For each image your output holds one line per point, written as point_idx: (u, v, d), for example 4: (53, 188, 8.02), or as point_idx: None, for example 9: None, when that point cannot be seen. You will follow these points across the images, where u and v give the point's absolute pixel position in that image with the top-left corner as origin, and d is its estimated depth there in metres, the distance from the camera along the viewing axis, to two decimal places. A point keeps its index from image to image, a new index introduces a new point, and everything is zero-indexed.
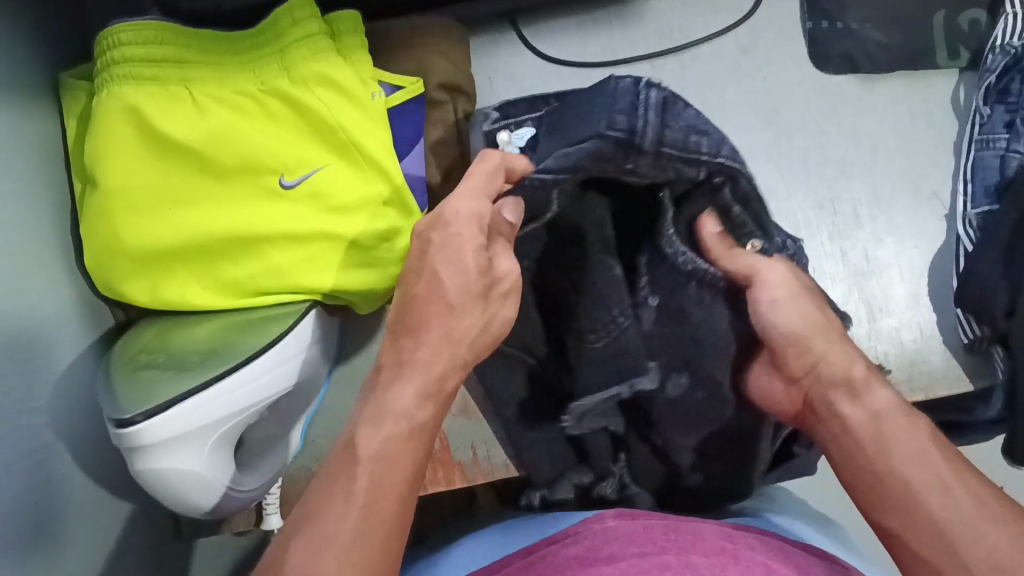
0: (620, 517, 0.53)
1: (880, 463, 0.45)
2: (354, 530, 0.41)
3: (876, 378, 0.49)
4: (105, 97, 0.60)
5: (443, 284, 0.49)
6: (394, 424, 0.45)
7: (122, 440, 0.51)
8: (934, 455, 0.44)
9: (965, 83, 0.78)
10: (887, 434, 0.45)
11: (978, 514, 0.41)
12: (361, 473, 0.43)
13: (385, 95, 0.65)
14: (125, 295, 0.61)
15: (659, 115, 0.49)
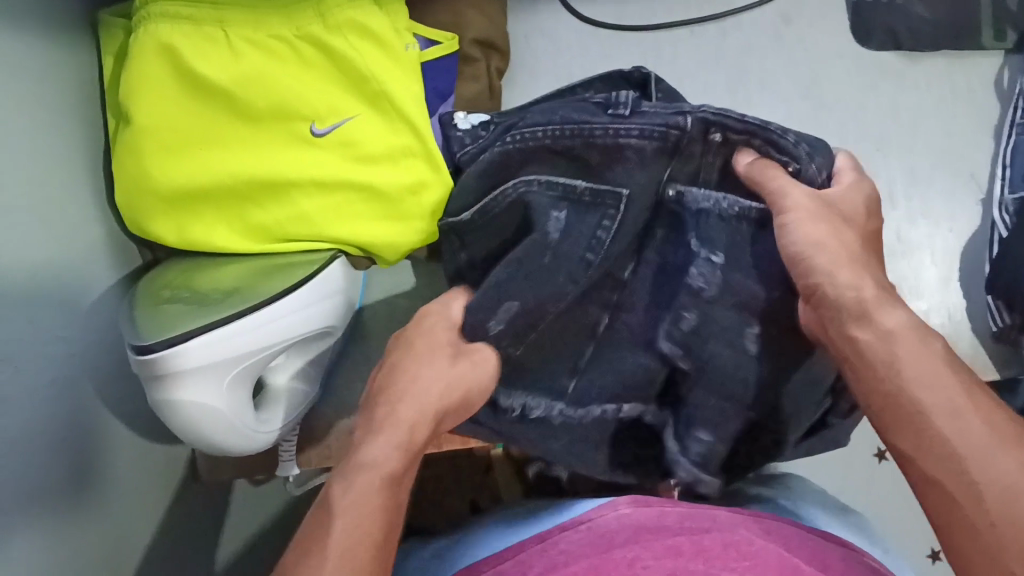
0: (634, 505, 0.51)
1: (899, 390, 0.43)
2: (342, 555, 0.41)
3: (888, 299, 0.47)
4: (141, 34, 0.60)
5: (418, 368, 0.53)
6: (366, 475, 0.46)
7: (140, 367, 0.52)
8: (943, 376, 0.43)
9: (1010, 66, 0.77)
10: (895, 353, 0.44)
11: (990, 438, 0.40)
12: (338, 519, 0.43)
13: (420, 49, 0.65)
14: (151, 233, 0.61)
15: (631, 98, 0.58)
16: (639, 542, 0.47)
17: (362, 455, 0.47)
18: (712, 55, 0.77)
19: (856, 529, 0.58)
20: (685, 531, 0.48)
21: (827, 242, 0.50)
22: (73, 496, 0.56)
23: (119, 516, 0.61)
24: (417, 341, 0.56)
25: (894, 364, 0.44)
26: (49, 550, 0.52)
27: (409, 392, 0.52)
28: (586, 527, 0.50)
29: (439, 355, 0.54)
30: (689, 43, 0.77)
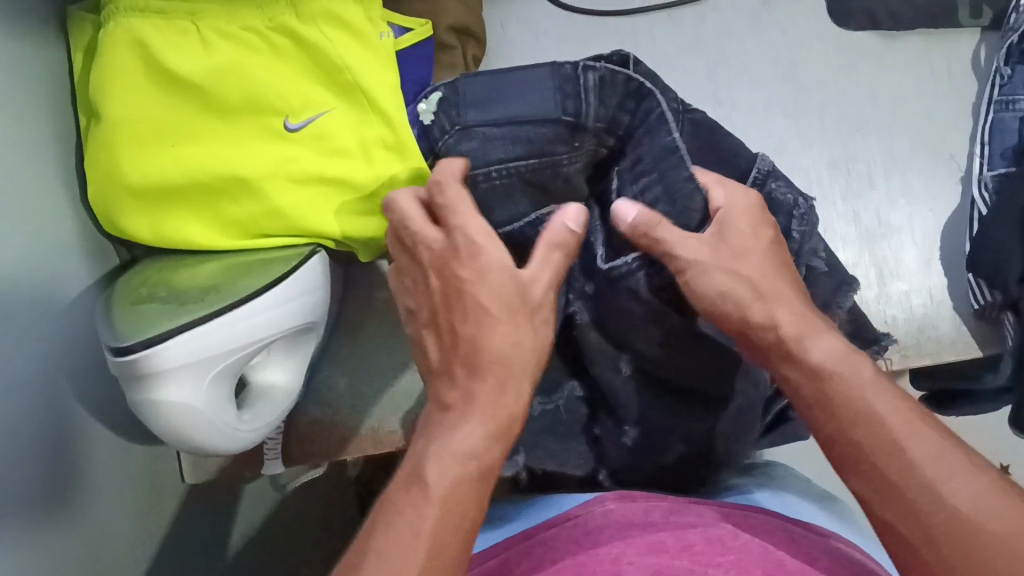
0: (621, 500, 0.52)
1: (855, 428, 0.44)
2: (424, 562, 0.40)
3: (815, 324, 0.49)
4: (110, 28, 0.59)
5: (501, 332, 0.48)
6: (461, 463, 0.44)
7: (119, 367, 0.51)
8: (884, 406, 0.44)
9: (987, 44, 0.77)
10: (841, 394, 0.45)
11: (945, 469, 0.42)
12: (429, 510, 0.42)
13: (394, 37, 0.64)
14: (126, 232, 0.61)
15: (597, 95, 0.57)
16: (624, 538, 0.48)
17: (454, 440, 0.45)
18: (690, 39, 0.77)
19: (841, 518, 0.59)
20: (671, 527, 0.49)
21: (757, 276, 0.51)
22: (54, 496, 0.55)
23: (100, 516, 0.61)
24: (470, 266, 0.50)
25: (850, 402, 0.45)
26: (29, 551, 0.52)
27: (505, 353, 0.49)
28: (571, 524, 0.50)
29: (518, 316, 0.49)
30: (666, 27, 0.77)
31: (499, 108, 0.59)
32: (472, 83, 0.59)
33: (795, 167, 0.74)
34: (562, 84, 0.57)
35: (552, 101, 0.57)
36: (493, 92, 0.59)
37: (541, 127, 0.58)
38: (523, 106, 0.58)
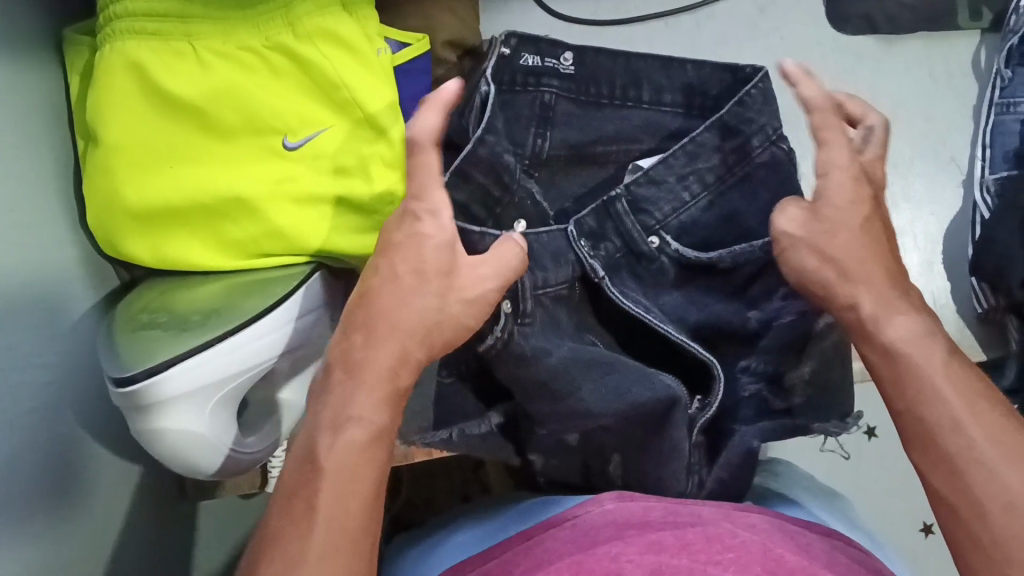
0: (619, 499, 0.51)
1: (919, 406, 0.44)
2: (321, 547, 0.41)
3: (888, 305, 0.47)
4: (106, 53, 0.59)
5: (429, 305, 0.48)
6: (356, 430, 0.44)
7: (122, 397, 0.51)
8: (945, 386, 0.44)
9: (987, 46, 0.76)
10: (908, 371, 0.45)
11: (999, 454, 0.42)
12: (320, 495, 0.42)
13: (392, 53, 0.64)
14: (127, 254, 0.60)
15: (551, 86, 0.65)
16: (624, 537, 0.47)
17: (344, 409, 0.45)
18: (687, 46, 0.76)
19: (847, 519, 0.59)
20: (670, 526, 0.48)
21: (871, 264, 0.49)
22: (54, 512, 0.55)
23: (100, 529, 0.61)
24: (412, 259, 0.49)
25: (918, 383, 0.44)
26: (29, 565, 0.52)
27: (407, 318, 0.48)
28: (571, 524, 0.50)
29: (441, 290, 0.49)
30: (664, 35, 0.76)
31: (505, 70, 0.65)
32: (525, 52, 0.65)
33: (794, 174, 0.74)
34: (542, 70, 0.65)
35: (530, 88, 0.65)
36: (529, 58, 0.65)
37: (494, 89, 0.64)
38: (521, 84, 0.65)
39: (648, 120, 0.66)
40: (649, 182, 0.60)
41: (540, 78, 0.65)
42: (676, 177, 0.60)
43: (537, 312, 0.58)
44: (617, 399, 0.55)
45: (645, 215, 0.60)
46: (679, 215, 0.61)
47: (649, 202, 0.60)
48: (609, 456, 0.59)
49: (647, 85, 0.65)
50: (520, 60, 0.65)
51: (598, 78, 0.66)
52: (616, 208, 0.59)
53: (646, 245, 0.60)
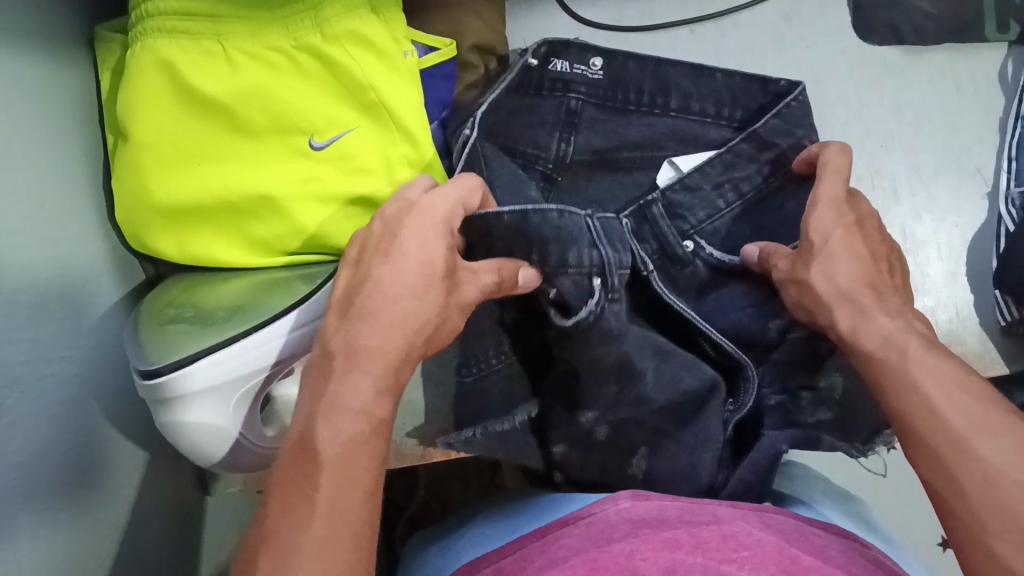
0: (635, 498, 0.51)
1: (903, 403, 0.46)
2: (322, 535, 0.41)
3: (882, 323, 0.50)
4: (137, 51, 0.60)
5: (411, 296, 0.48)
6: (353, 422, 0.45)
7: (148, 390, 0.52)
8: (932, 380, 0.46)
9: (1013, 58, 0.76)
10: (899, 373, 0.47)
11: (975, 429, 0.43)
12: (324, 480, 0.43)
13: (419, 56, 0.64)
14: (154, 249, 0.61)
15: (578, 97, 0.68)
16: (639, 535, 0.47)
17: (344, 396, 0.45)
18: (712, 55, 0.76)
19: (866, 525, 0.59)
20: (686, 525, 0.48)
21: (854, 270, 0.53)
22: (75, 501, 0.56)
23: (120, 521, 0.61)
24: (410, 244, 0.49)
25: (908, 384, 0.47)
26: (53, 553, 0.53)
27: (399, 312, 0.48)
28: (585, 522, 0.50)
29: (431, 286, 0.49)
30: (689, 43, 0.76)
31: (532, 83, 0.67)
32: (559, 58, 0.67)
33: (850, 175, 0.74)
34: (571, 78, 0.68)
35: (558, 97, 0.68)
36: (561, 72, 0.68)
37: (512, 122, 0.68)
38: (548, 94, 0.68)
39: (674, 127, 0.68)
40: (684, 189, 0.64)
41: (567, 84, 0.68)
42: (711, 186, 0.64)
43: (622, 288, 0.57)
44: (658, 389, 0.58)
45: (679, 219, 0.64)
46: (715, 222, 0.65)
47: (685, 208, 0.64)
48: (637, 449, 0.60)
49: (675, 91, 0.68)
50: (550, 66, 0.67)
51: (628, 85, 0.68)
52: (653, 211, 0.63)
53: (683, 248, 0.63)
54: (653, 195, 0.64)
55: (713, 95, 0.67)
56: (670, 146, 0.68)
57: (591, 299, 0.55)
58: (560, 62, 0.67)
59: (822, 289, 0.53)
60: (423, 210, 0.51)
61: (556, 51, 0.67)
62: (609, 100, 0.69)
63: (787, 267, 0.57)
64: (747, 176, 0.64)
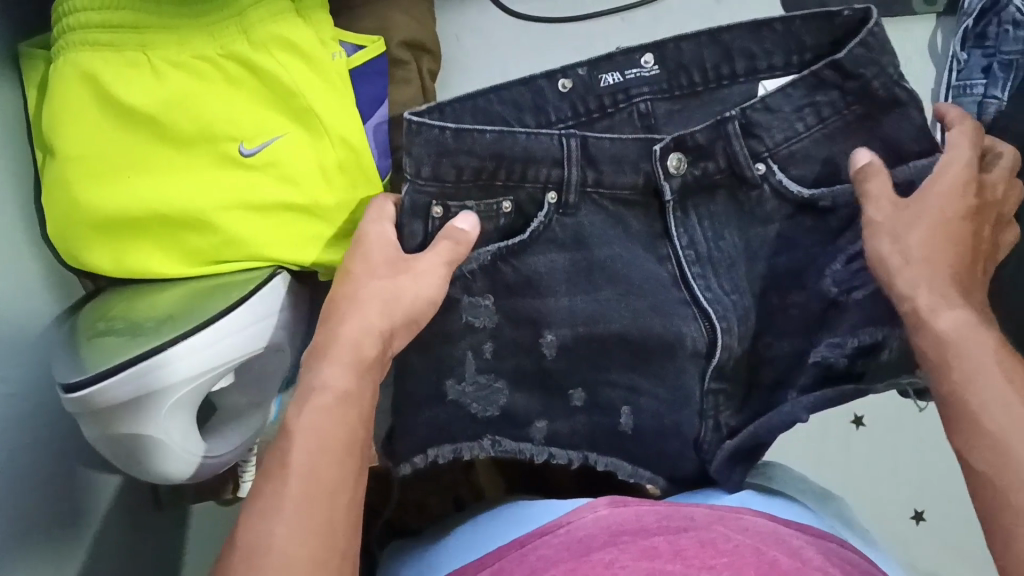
0: (612, 505, 0.51)
1: (963, 390, 0.46)
2: (297, 494, 0.43)
3: (942, 299, 0.49)
4: (61, 65, 0.59)
5: (382, 286, 0.51)
6: (324, 394, 0.47)
7: (71, 403, 0.51)
8: (992, 365, 0.45)
9: (942, 29, 0.76)
10: (959, 362, 0.46)
11: None
12: (298, 443, 0.45)
13: (347, 56, 0.64)
14: (89, 265, 0.60)
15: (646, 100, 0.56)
16: (618, 544, 0.46)
17: (315, 378, 0.48)
18: (645, 41, 0.76)
19: (842, 520, 0.59)
20: (664, 532, 0.48)
21: (941, 256, 0.50)
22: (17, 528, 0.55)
23: (55, 548, 0.60)
24: (378, 252, 0.53)
25: (956, 372, 0.46)
26: None
27: (365, 309, 0.51)
28: (564, 531, 0.49)
29: (402, 276, 0.51)
30: (621, 30, 0.76)
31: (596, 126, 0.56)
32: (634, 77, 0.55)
33: None
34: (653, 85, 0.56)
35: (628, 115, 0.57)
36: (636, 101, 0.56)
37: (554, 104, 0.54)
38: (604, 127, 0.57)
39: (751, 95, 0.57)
40: (766, 107, 0.53)
41: (628, 93, 0.56)
42: (793, 108, 0.54)
43: (583, 206, 0.55)
44: (595, 326, 0.56)
45: (756, 141, 0.54)
46: (791, 145, 0.54)
47: (764, 128, 0.54)
48: (620, 409, 0.58)
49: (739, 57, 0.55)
50: (557, 88, 0.54)
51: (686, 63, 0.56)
52: (727, 129, 0.53)
53: (753, 171, 0.55)
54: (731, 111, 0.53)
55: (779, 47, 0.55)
56: None
57: (538, 212, 0.54)
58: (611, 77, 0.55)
59: (896, 262, 0.51)
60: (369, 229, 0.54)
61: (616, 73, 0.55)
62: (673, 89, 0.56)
63: (887, 218, 0.51)
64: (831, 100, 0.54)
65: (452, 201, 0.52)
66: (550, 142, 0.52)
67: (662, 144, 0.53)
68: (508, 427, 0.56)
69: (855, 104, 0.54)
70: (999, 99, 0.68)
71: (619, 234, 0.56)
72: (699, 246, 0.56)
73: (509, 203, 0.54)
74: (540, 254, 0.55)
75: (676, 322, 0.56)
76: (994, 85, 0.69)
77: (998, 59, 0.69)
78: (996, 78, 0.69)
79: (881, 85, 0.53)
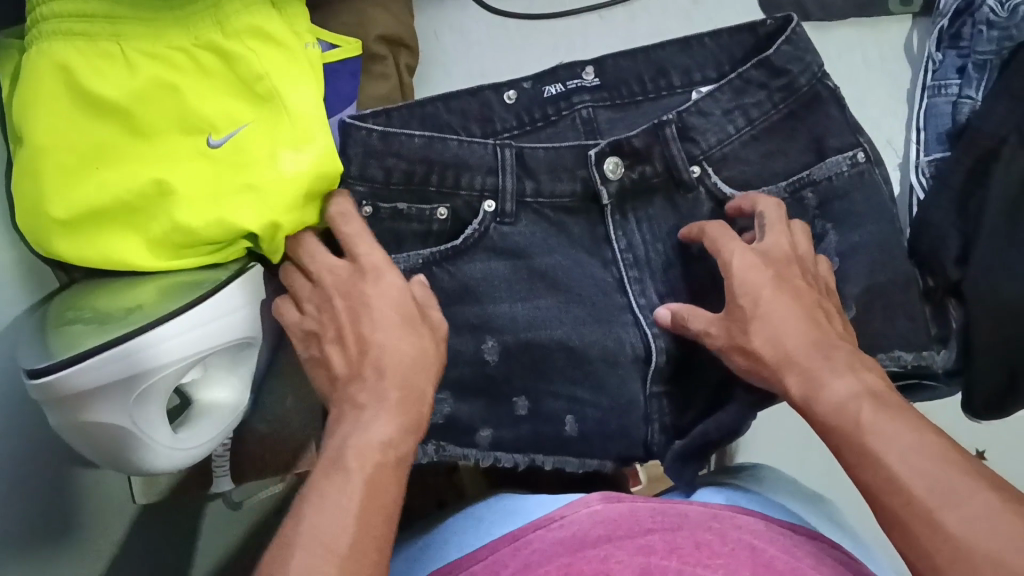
0: (607, 501, 0.51)
1: (863, 472, 0.47)
2: (353, 533, 0.45)
3: (842, 377, 0.51)
4: (33, 56, 0.59)
5: (406, 343, 0.55)
6: (384, 453, 0.50)
7: (38, 389, 0.51)
8: (902, 426, 0.47)
9: (918, 30, 0.77)
10: (874, 429, 0.47)
11: (952, 480, 0.43)
12: (357, 489, 0.47)
13: (321, 50, 0.64)
14: (56, 255, 0.59)
15: (589, 108, 0.67)
16: (613, 541, 0.46)
17: (373, 428, 0.51)
18: (622, 39, 0.77)
19: (829, 520, 0.59)
20: (658, 530, 0.47)
21: (789, 319, 0.54)
22: None
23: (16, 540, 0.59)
24: (375, 302, 0.56)
25: (858, 441, 0.47)
26: None
27: (398, 357, 0.54)
28: (558, 525, 0.49)
29: (421, 339, 0.55)
30: (598, 28, 0.76)
31: (545, 136, 0.67)
32: (576, 90, 0.66)
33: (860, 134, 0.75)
34: (594, 97, 0.67)
35: (571, 122, 0.67)
36: (589, 113, 0.67)
37: (508, 114, 0.65)
38: (553, 135, 0.67)
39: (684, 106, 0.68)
40: (699, 112, 0.63)
41: (572, 100, 0.67)
42: (722, 112, 0.63)
43: (523, 214, 0.64)
44: (538, 330, 0.63)
45: (691, 143, 0.63)
46: (723, 147, 0.64)
47: (698, 132, 0.63)
48: (564, 417, 0.63)
49: (673, 71, 0.67)
50: (503, 99, 0.65)
51: (622, 78, 0.67)
52: (665, 132, 0.62)
53: (689, 173, 0.63)
54: (668, 116, 0.62)
55: (711, 62, 0.67)
56: (585, 97, 0.67)
57: (474, 219, 0.63)
58: (555, 87, 0.66)
59: (749, 329, 0.55)
60: (381, 261, 0.58)
61: (561, 87, 0.66)
62: (616, 100, 0.67)
63: (741, 265, 0.56)
64: (757, 103, 0.64)
65: (382, 200, 0.62)
66: (484, 151, 0.61)
67: (599, 149, 0.61)
68: (451, 435, 0.61)
69: (782, 103, 0.64)
70: (973, 99, 0.69)
71: (560, 241, 0.65)
72: (636, 249, 0.65)
73: (443, 210, 0.62)
74: (476, 259, 0.63)
75: (617, 330, 0.64)
76: (969, 85, 0.70)
77: (971, 60, 0.69)
78: (971, 78, 0.70)
79: (806, 80, 0.64)
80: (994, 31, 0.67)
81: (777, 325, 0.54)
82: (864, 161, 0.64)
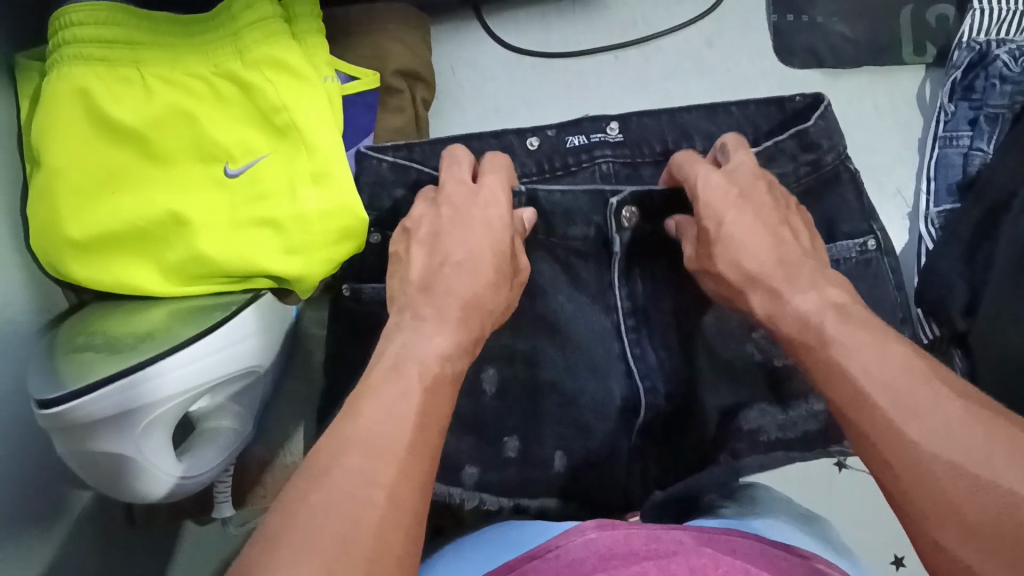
0: (601, 527, 0.49)
1: (828, 387, 0.45)
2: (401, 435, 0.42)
3: (807, 287, 0.50)
4: (53, 77, 0.59)
5: (485, 281, 0.53)
6: (436, 365, 0.47)
7: (48, 419, 0.51)
8: (868, 336, 0.44)
9: (931, 80, 0.77)
10: (841, 350, 0.45)
11: (904, 378, 0.42)
12: (412, 394, 0.44)
13: (340, 82, 0.65)
14: (67, 279, 0.59)
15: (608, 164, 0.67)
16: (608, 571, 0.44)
17: (423, 345, 0.47)
18: (636, 79, 0.77)
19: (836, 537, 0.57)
20: (651, 557, 0.45)
21: (759, 232, 0.54)
22: None
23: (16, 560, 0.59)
24: (470, 217, 0.56)
25: (824, 356, 0.45)
26: None
27: (477, 273, 0.53)
28: (552, 555, 0.47)
29: (502, 280, 0.54)
30: (613, 68, 0.77)
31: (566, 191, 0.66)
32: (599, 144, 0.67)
33: (871, 181, 0.76)
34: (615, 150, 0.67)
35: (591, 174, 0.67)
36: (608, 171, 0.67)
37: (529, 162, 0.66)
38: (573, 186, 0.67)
39: None
40: None
41: (592, 154, 0.67)
42: None
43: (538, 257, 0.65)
44: (533, 369, 0.64)
45: None
46: None
47: None
48: (552, 457, 0.63)
49: (696, 134, 0.67)
50: (525, 144, 0.66)
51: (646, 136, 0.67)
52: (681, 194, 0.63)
53: None
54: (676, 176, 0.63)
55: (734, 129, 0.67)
56: (605, 151, 0.67)
57: None
58: (578, 138, 0.66)
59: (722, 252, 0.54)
60: (491, 191, 0.57)
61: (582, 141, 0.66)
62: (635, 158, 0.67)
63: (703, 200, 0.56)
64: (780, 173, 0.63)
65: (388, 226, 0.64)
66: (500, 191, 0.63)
67: (618, 197, 0.61)
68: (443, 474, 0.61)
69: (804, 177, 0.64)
70: (984, 152, 0.69)
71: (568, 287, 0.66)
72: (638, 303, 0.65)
73: None
74: None
75: (609, 383, 0.64)
76: (980, 138, 0.70)
77: (984, 112, 0.70)
78: (982, 131, 0.70)
79: (831, 159, 0.64)
80: (1008, 85, 0.69)
81: (744, 244, 0.53)
82: (873, 249, 0.64)
